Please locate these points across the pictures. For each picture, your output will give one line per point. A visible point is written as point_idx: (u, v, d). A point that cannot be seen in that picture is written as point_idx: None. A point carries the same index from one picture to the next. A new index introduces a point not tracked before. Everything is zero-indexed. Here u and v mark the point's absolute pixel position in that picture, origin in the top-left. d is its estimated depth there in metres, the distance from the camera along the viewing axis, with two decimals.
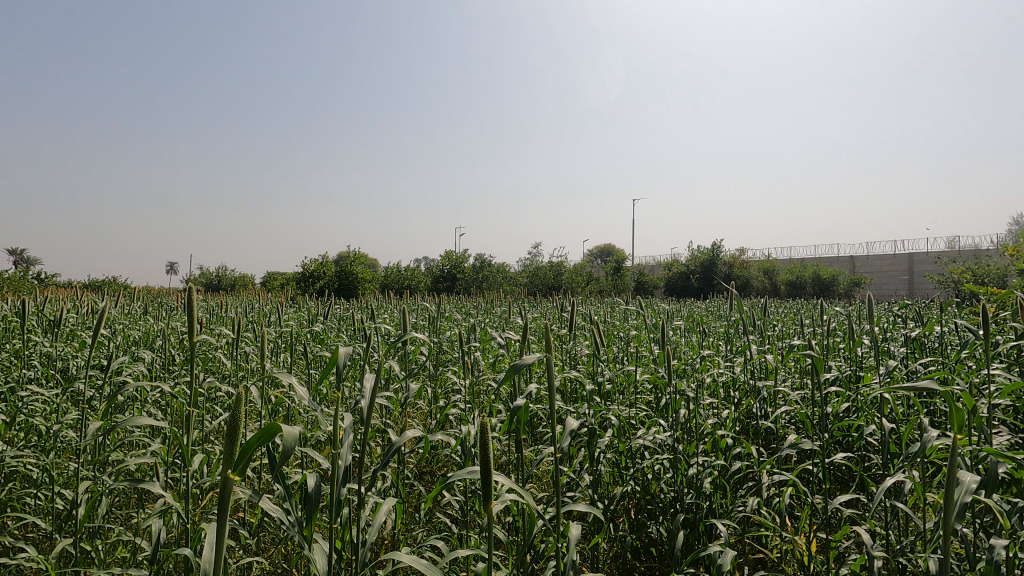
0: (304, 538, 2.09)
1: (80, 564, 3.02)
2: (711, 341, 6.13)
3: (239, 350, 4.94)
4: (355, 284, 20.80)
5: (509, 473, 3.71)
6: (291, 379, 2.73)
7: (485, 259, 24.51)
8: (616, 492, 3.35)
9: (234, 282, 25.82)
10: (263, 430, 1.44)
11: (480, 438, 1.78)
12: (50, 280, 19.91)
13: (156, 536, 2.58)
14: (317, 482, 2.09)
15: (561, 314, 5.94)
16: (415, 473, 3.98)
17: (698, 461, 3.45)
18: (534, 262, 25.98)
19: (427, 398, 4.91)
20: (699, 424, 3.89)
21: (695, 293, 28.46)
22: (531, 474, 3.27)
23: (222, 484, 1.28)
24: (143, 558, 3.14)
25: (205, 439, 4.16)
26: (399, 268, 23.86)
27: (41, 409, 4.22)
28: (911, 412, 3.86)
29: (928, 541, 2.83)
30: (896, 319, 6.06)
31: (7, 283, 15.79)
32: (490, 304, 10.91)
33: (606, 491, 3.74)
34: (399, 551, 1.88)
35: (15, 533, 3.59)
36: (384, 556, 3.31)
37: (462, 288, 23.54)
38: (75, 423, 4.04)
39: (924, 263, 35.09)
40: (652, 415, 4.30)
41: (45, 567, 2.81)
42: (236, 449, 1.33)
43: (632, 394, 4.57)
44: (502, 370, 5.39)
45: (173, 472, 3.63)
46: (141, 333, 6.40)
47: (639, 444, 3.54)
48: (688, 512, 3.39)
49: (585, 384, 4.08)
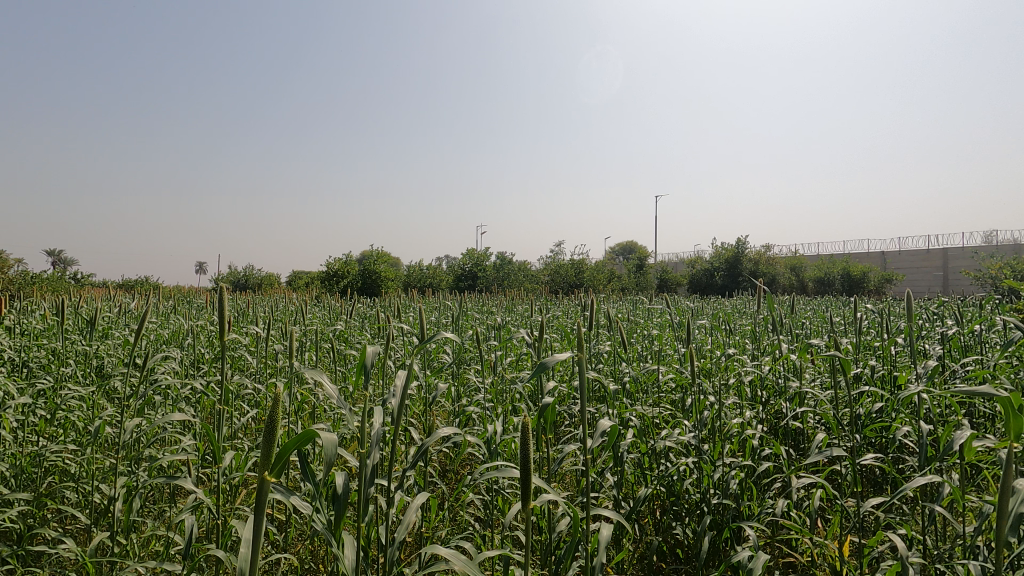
0: (334, 535, 2.11)
1: (117, 556, 3.11)
2: (736, 340, 6.02)
3: (266, 348, 5.01)
4: (379, 284, 21.04)
5: (533, 473, 3.69)
6: (319, 376, 2.73)
7: (507, 257, 24.51)
8: (641, 494, 3.30)
9: (260, 281, 26.36)
10: (301, 435, 1.45)
11: (520, 439, 1.79)
12: (86, 280, 20.61)
13: (189, 531, 2.64)
14: (346, 480, 2.09)
15: (584, 313, 5.90)
16: (438, 471, 3.99)
17: (724, 463, 3.38)
18: (555, 260, 25.89)
19: (449, 397, 4.92)
20: (727, 424, 3.82)
21: (719, 291, 28.04)
22: (556, 474, 3.24)
23: (258, 486, 1.30)
24: (176, 552, 3.21)
25: (235, 435, 4.25)
26: (422, 268, 24.06)
27: (79, 405, 4.34)
28: (950, 413, 3.72)
29: (968, 547, 2.72)
30: (932, 317, 5.85)
31: (46, 283, 16.39)
32: (512, 302, 10.91)
33: (631, 491, 3.71)
34: (436, 545, 1.88)
35: (55, 525, 3.71)
36: (409, 554, 3.32)
37: (484, 287, 23.62)
38: (111, 419, 4.16)
39: (961, 260, 33.94)
40: (677, 414, 4.22)
41: (83, 559, 2.88)
42: (273, 450, 1.35)
43: (657, 393, 4.50)
44: (524, 369, 5.38)
45: (204, 468, 3.71)
46: (173, 331, 6.55)
47: (665, 445, 3.48)
48: (715, 514, 3.33)
49: (609, 383, 4.02)
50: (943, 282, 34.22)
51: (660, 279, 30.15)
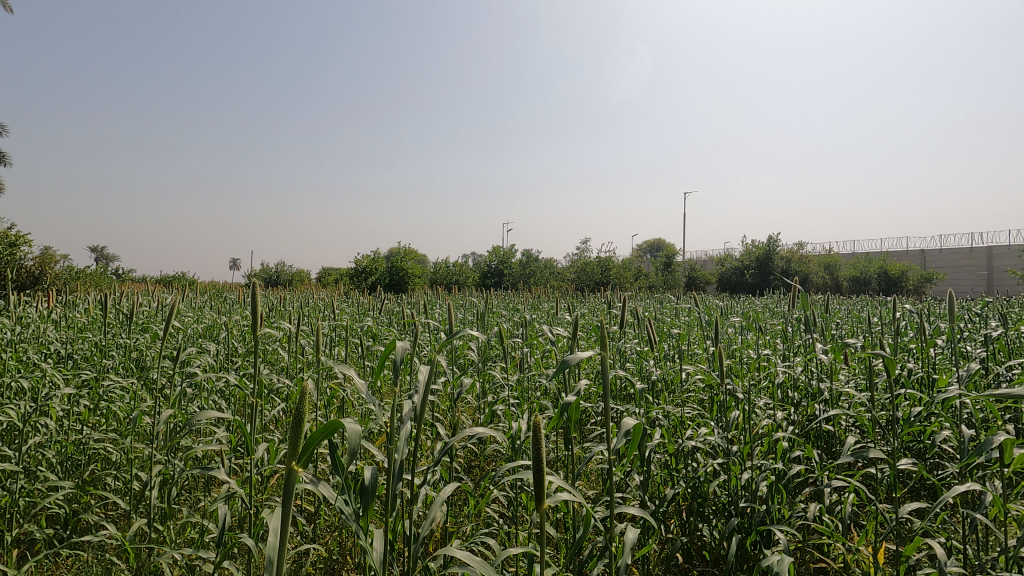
0: (361, 528, 2.14)
1: (154, 542, 3.22)
2: (767, 340, 5.89)
3: (297, 343, 5.11)
4: (406, 280, 21.27)
5: (558, 471, 3.68)
6: (347, 370, 2.77)
7: (533, 255, 24.49)
8: (667, 494, 3.26)
9: (291, 277, 26.94)
10: (328, 427, 1.48)
11: (533, 436, 1.78)
12: (127, 275, 21.38)
13: (222, 520, 2.72)
14: (372, 473, 2.13)
15: (611, 310, 5.85)
16: (463, 467, 4.02)
17: (753, 465, 3.31)
18: (582, 257, 25.76)
19: (474, 393, 4.94)
20: (756, 426, 3.74)
21: (750, 290, 27.49)
22: (580, 472, 3.23)
23: (284, 477, 1.34)
24: (209, 540, 3.31)
25: (266, 428, 4.35)
26: (448, 265, 24.23)
27: (120, 396, 4.51)
28: (994, 418, 3.56)
29: (1011, 558, 2.60)
30: (975, 318, 5.61)
31: (90, 280, 17.06)
32: (538, 299, 10.91)
33: (657, 491, 3.67)
34: (451, 546, 1.88)
35: (97, 511, 3.87)
36: (434, 548, 3.35)
37: (510, 284, 23.65)
38: (150, 410, 4.31)
39: (1007, 258, 32.51)
40: (705, 415, 4.15)
41: (123, 544, 3.00)
42: (300, 442, 1.38)
43: (684, 393, 4.44)
44: (550, 366, 5.37)
45: (237, 459, 3.81)
46: (208, 325, 6.75)
47: (691, 445, 3.43)
48: (743, 517, 3.27)
49: (635, 382, 3.98)
50: (988, 282, 32.84)
51: (688, 277, 29.72)
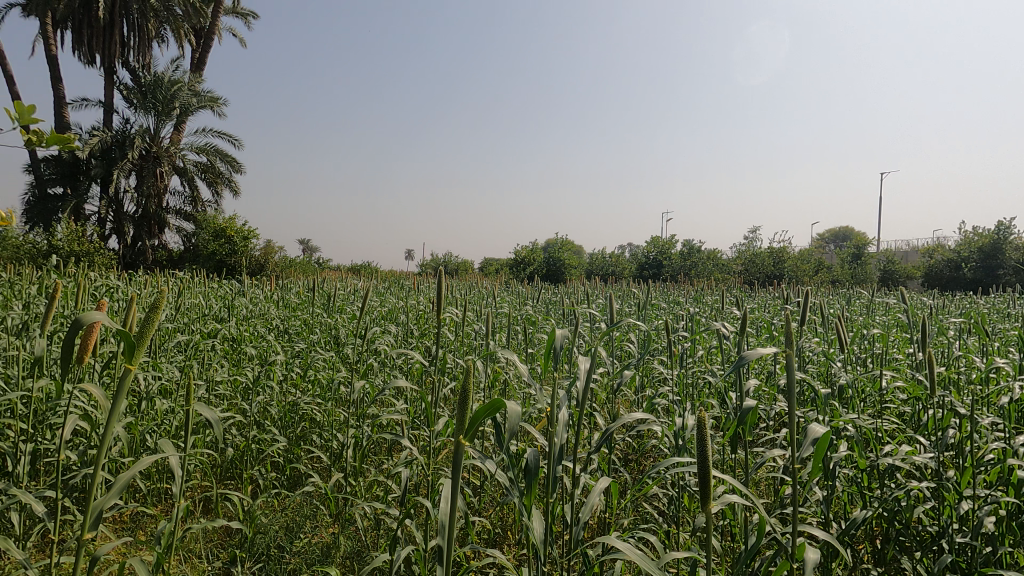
0: (523, 506, 2.23)
1: (348, 495, 3.72)
2: (996, 347, 4.86)
3: (465, 328, 5.49)
4: (563, 271, 21.58)
5: (724, 474, 3.46)
6: (512, 355, 2.88)
7: (695, 245, 23.18)
8: (858, 516, 2.87)
9: (457, 267, 28.97)
10: (489, 405, 1.56)
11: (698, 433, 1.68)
12: (327, 263, 24.85)
13: (402, 483, 3.03)
14: (535, 454, 2.21)
15: (788, 306, 5.31)
16: (621, 459, 3.98)
17: (975, 496, 2.76)
18: (751, 248, 23.72)
19: (633, 386, 4.85)
20: (980, 449, 3.11)
21: (969, 287, 22.89)
22: (751, 478, 2.97)
23: (454, 448, 1.44)
24: (391, 498, 3.73)
25: (438, 404, 4.75)
26: (605, 256, 24.04)
27: (323, 367, 5.28)
28: None
29: None
30: None
31: (299, 268, 20.16)
32: (701, 292, 10.32)
33: (843, 511, 3.26)
34: (612, 537, 1.88)
35: (306, 462, 4.58)
36: (592, 537, 3.39)
37: (669, 276, 22.71)
38: (346, 380, 4.97)
39: None
40: (908, 430, 3.57)
41: (325, 493, 3.51)
42: (466, 416, 1.47)
43: (880, 403, 3.86)
44: (715, 364, 5.05)
45: (414, 430, 4.23)
46: (390, 309, 7.57)
47: (890, 464, 2.97)
48: (958, 555, 2.75)
49: (818, 386, 3.56)
50: None
51: (884, 270, 25.71)
